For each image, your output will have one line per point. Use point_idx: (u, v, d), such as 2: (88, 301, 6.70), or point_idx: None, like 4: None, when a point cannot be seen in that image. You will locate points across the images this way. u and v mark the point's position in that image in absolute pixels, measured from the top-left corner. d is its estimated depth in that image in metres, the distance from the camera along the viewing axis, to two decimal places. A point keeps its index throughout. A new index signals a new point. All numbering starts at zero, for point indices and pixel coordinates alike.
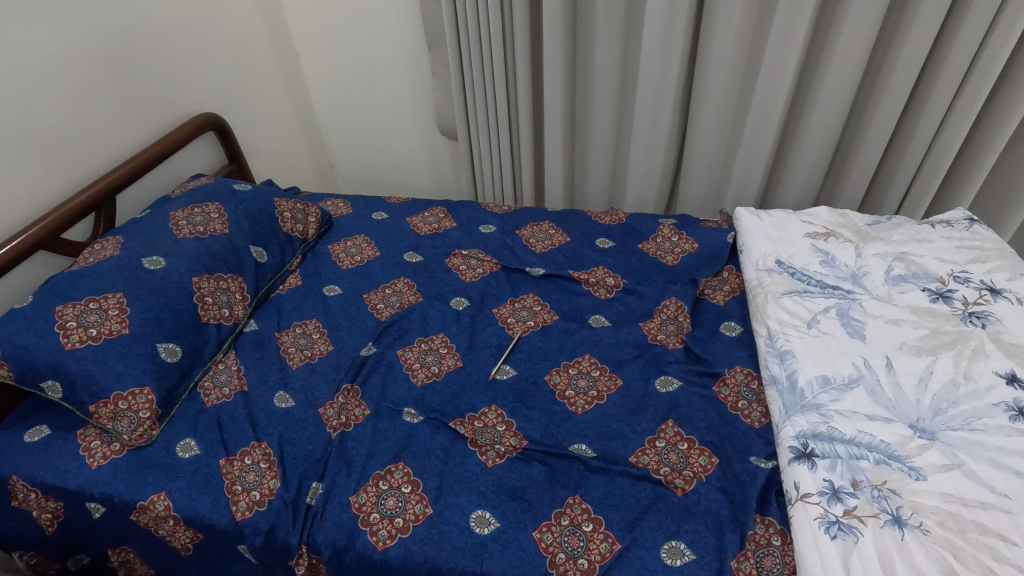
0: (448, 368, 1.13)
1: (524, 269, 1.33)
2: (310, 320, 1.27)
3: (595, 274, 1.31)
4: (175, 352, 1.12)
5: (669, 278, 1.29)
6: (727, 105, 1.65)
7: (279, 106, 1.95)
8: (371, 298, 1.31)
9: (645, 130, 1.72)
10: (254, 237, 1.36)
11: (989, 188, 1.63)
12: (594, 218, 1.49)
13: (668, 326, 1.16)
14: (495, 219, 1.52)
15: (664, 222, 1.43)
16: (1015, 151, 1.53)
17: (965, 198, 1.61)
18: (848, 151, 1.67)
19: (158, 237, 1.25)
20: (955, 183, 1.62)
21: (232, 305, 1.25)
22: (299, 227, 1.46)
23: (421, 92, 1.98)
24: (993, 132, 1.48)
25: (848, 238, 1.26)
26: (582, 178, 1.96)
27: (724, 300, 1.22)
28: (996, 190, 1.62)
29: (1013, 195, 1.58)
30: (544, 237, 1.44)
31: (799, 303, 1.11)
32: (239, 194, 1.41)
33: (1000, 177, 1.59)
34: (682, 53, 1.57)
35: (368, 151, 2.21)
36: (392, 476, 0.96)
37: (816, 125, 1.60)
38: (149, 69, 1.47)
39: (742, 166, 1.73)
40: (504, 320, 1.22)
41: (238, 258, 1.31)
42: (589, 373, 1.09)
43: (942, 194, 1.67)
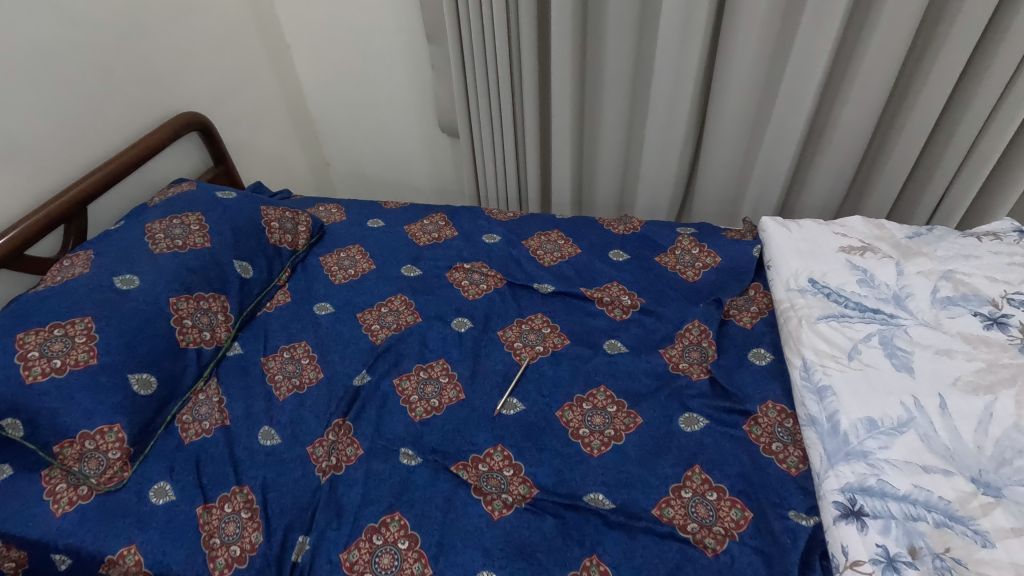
0: (449, 401, 1.02)
1: (532, 285, 1.23)
2: (299, 343, 1.17)
3: (609, 292, 1.20)
4: (150, 383, 1.02)
5: (691, 296, 1.18)
6: (750, 102, 1.53)
7: (269, 102, 1.83)
8: (365, 318, 1.21)
9: (660, 131, 1.61)
10: (238, 250, 1.24)
11: None
12: (606, 227, 1.38)
13: (690, 353, 1.06)
14: (499, 227, 1.42)
15: (682, 233, 1.31)
16: None
17: (1003, 208, 1.49)
18: (878, 153, 1.56)
19: (132, 253, 1.15)
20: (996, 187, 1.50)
21: (214, 327, 1.15)
22: (288, 237, 1.35)
23: (419, 88, 1.87)
24: None
25: (887, 253, 1.15)
26: (591, 179, 1.84)
27: (752, 322, 1.11)
28: None
29: None
30: (553, 248, 1.33)
31: (837, 330, 1.00)
32: (222, 203, 1.30)
33: None
34: (702, 48, 1.45)
35: (365, 150, 2.10)
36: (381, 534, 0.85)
37: (846, 125, 1.48)
38: (126, 65, 1.36)
39: (762, 168, 1.61)
40: (510, 344, 1.12)
41: (221, 274, 1.20)
42: (604, 408, 0.98)
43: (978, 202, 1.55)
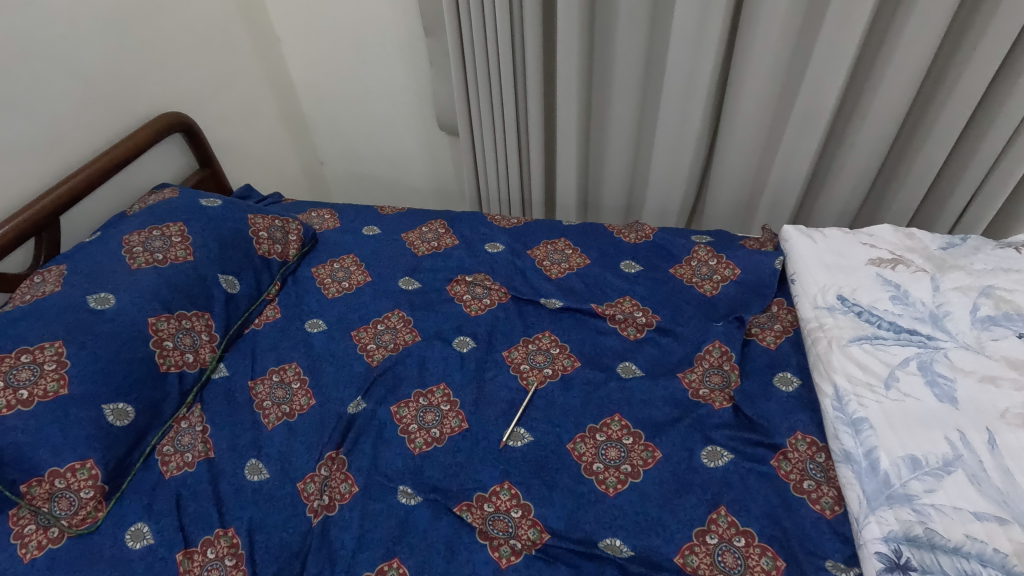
0: (451, 432, 0.95)
1: (539, 300, 1.15)
2: (289, 365, 1.09)
3: (621, 308, 1.12)
4: (126, 413, 0.94)
5: (709, 313, 1.10)
6: (768, 101, 1.44)
7: (259, 99, 1.74)
8: (360, 336, 1.13)
9: (672, 130, 1.53)
10: (223, 264, 1.16)
11: None
12: (617, 235, 1.30)
13: (711, 377, 0.98)
14: (503, 235, 1.33)
15: (698, 243, 1.23)
16: None
17: None
18: (903, 154, 1.47)
19: (108, 268, 1.06)
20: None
21: (197, 348, 1.07)
22: (278, 247, 1.27)
23: (417, 84, 1.77)
24: None
25: (920, 266, 1.07)
26: (598, 180, 1.76)
27: (776, 343, 1.03)
28: None
29: None
30: (560, 258, 1.25)
31: (871, 354, 0.93)
32: (207, 212, 1.22)
33: None
34: (719, 43, 1.36)
35: (360, 148, 2.01)
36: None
37: (871, 125, 1.39)
38: (102, 63, 1.27)
39: (780, 169, 1.53)
40: (516, 367, 1.04)
41: (205, 289, 1.12)
42: (619, 440, 0.91)
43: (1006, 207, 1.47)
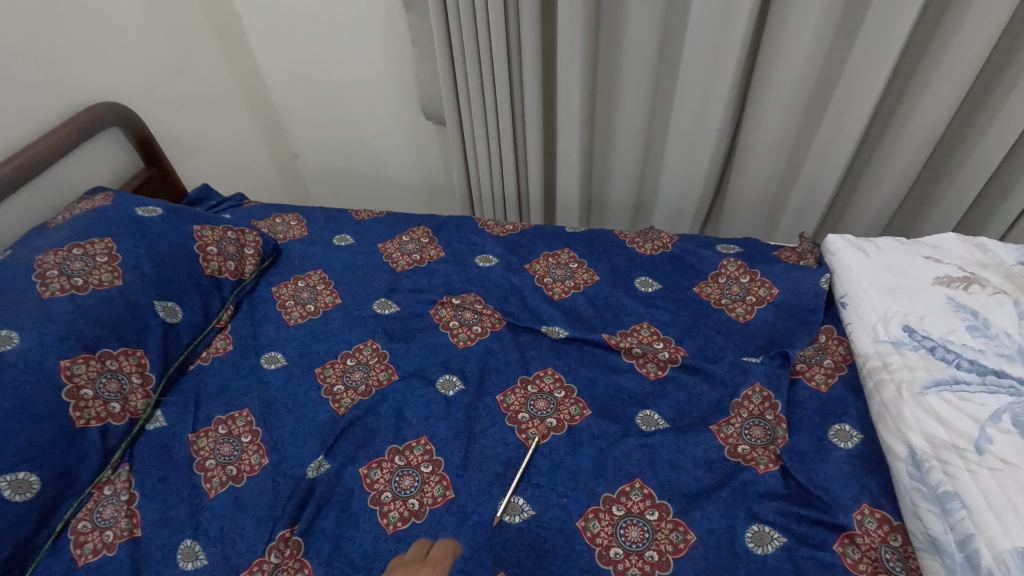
0: (434, 503, 0.77)
1: (540, 328, 0.97)
2: (239, 412, 0.90)
3: (637, 339, 0.94)
4: (30, 485, 0.75)
5: (742, 346, 0.92)
6: (805, 86, 1.24)
7: (219, 86, 1.53)
8: (326, 375, 0.94)
9: (690, 118, 1.33)
10: (161, 288, 0.96)
11: None
12: (630, 244, 1.11)
13: (751, 430, 0.80)
14: (496, 245, 1.14)
15: (727, 256, 1.05)
16: None
17: None
18: (954, 146, 1.27)
19: (12, 297, 0.85)
20: None
21: (126, 395, 0.88)
22: (230, 264, 1.07)
23: (400, 67, 1.56)
24: None
25: (999, 286, 0.88)
26: (604, 175, 1.56)
27: (828, 386, 0.85)
28: None
29: None
30: (564, 275, 1.07)
31: (953, 404, 0.74)
32: (143, 223, 1.02)
33: None
34: (749, 18, 1.15)
35: (338, 140, 1.80)
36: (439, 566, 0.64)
37: (923, 111, 1.18)
38: (18, 45, 1.06)
39: (813, 163, 1.34)
40: (513, 416, 0.86)
41: (138, 321, 0.92)
42: (642, 516, 0.73)
43: None
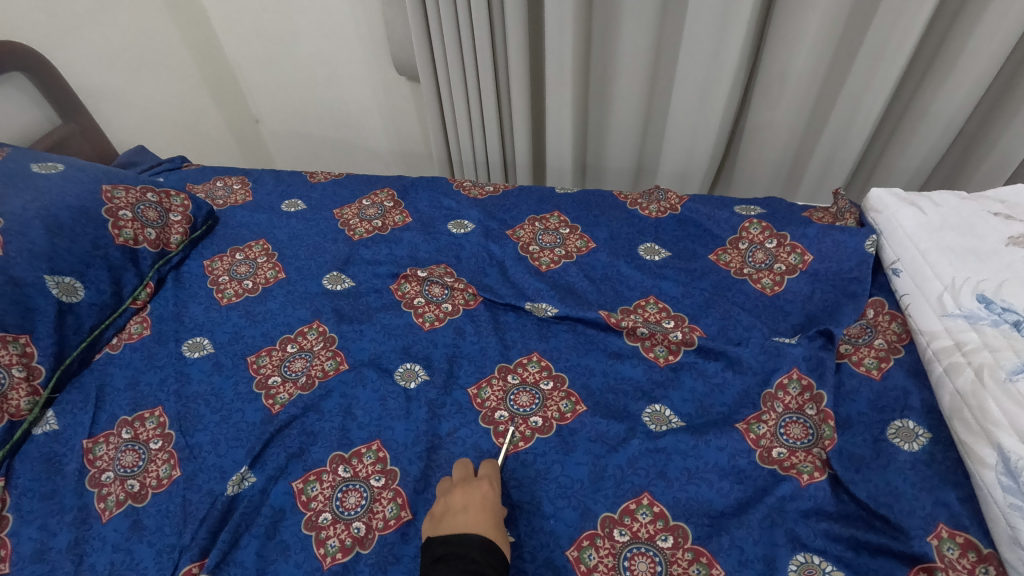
0: (384, 527, 0.60)
1: (523, 305, 0.79)
2: (151, 412, 0.73)
3: (642, 318, 0.77)
4: None
5: (771, 324, 0.75)
6: (836, 19, 1.05)
7: (156, 35, 1.32)
8: (260, 365, 0.77)
9: (700, 62, 1.13)
10: (55, 260, 0.78)
11: None
12: (631, 206, 0.93)
13: (789, 429, 0.63)
14: (473, 208, 0.96)
15: (750, 217, 0.87)
16: None
17: None
18: (1009, 90, 1.08)
19: None
20: None
21: (4, 392, 0.69)
22: (150, 233, 0.89)
23: (365, 12, 1.36)
24: None
25: None
26: (599, 135, 1.38)
27: (881, 373, 0.68)
28: None
29: None
30: (553, 241, 0.89)
31: None
32: (36, 182, 0.83)
33: None
34: None
35: (302, 101, 1.60)
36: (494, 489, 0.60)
37: (975, 48, 0.99)
38: None
39: (843, 113, 1.15)
40: (488, 414, 0.69)
41: (22, 301, 0.74)
42: (652, 545, 0.57)
43: None
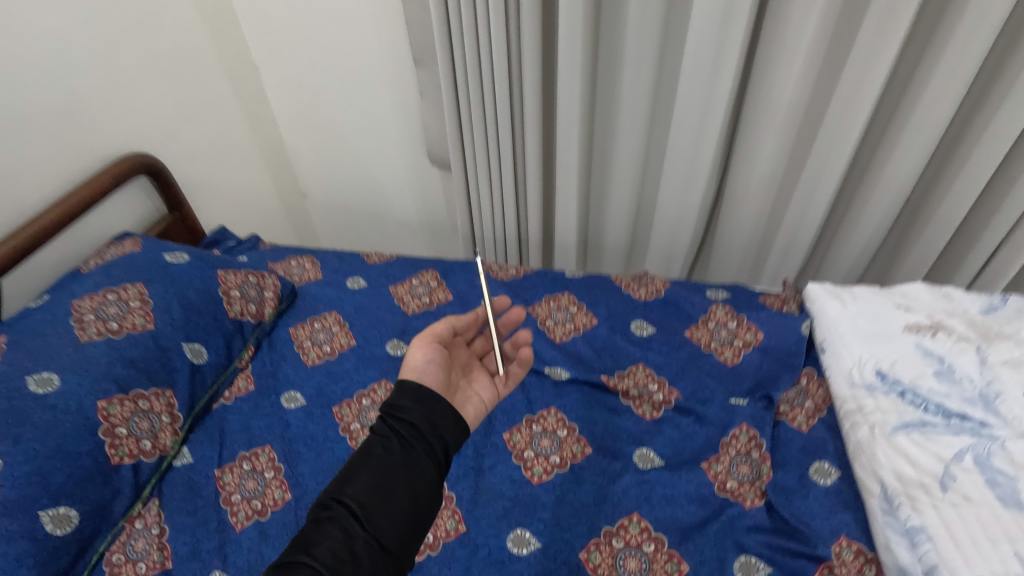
0: (446, 536, 0.83)
1: (543, 370, 1.04)
2: (262, 449, 0.97)
3: (634, 381, 1.02)
4: (69, 518, 0.82)
5: (730, 388, 1.00)
6: (785, 142, 1.33)
7: (237, 133, 1.61)
8: (343, 414, 1.01)
9: (681, 169, 1.42)
10: (188, 331, 1.03)
11: None
12: (625, 289, 1.19)
13: (739, 467, 0.88)
14: (501, 289, 1.22)
15: (716, 301, 1.13)
16: None
17: None
18: (925, 198, 1.36)
19: (53, 343, 0.93)
20: None
21: (156, 433, 0.94)
22: (252, 307, 1.14)
23: (407, 116, 1.65)
24: None
25: (962, 334, 0.96)
26: (600, 218, 1.65)
27: (809, 426, 0.92)
28: None
29: None
30: (564, 317, 1.15)
31: (921, 446, 0.82)
32: (170, 269, 1.08)
33: None
34: (733, 80, 1.25)
35: (346, 181, 1.88)
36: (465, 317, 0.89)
37: (892, 169, 1.28)
38: (60, 104, 1.14)
39: (796, 211, 1.43)
40: (519, 454, 0.92)
41: (167, 363, 0.99)
42: (640, 549, 0.80)
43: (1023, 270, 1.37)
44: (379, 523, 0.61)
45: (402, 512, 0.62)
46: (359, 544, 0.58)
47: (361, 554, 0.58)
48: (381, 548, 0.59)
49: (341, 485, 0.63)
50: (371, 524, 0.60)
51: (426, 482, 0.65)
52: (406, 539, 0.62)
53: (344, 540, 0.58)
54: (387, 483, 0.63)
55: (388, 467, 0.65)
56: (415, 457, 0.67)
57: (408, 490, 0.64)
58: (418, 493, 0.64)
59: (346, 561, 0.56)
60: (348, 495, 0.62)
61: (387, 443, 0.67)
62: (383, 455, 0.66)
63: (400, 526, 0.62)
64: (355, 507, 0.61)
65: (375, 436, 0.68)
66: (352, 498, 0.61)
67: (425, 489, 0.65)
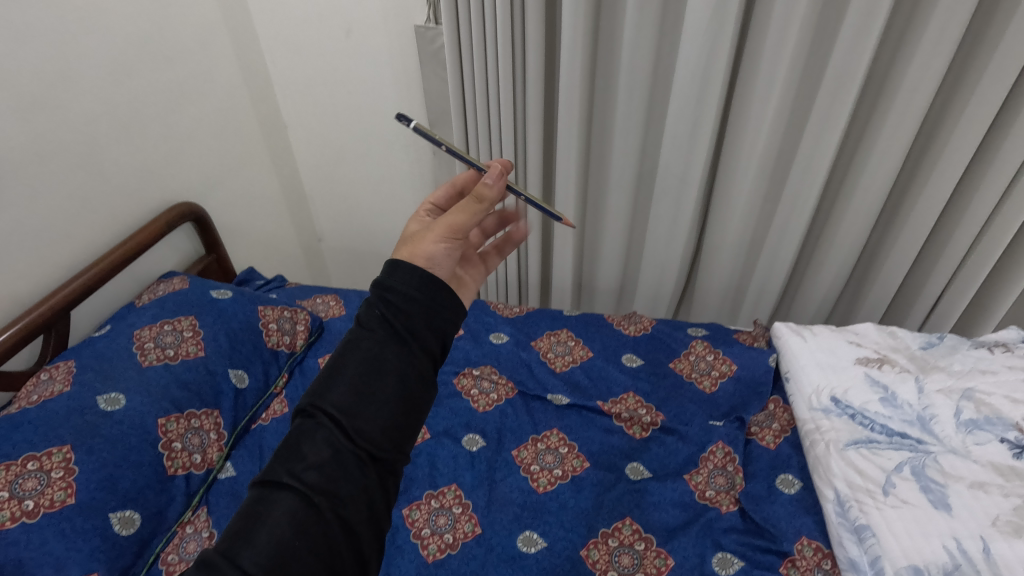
0: (465, 537, 0.95)
1: (546, 396, 1.18)
2: None
3: (625, 406, 1.16)
4: (133, 521, 0.92)
5: (708, 412, 1.15)
6: (755, 200, 1.53)
7: (266, 184, 1.77)
8: None
9: (665, 222, 1.60)
10: (233, 358, 1.17)
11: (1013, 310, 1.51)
12: (616, 326, 1.36)
13: (716, 478, 1.02)
14: (507, 325, 1.37)
15: (695, 337, 1.30)
16: None
17: (991, 322, 1.47)
18: (877, 250, 1.55)
19: (118, 366, 1.06)
20: (980, 300, 1.49)
21: (206, 448, 1.07)
22: (286, 339, 1.29)
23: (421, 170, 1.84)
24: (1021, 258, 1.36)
25: (905, 367, 1.12)
26: (593, 264, 1.83)
27: (775, 443, 1.07)
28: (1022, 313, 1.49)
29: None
30: (563, 350, 1.30)
31: (867, 459, 0.97)
32: (217, 304, 1.23)
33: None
34: (708, 147, 1.44)
35: (360, 227, 2.05)
36: (495, 191, 0.82)
37: (846, 225, 1.46)
38: (125, 158, 1.30)
39: (767, 259, 1.61)
40: (526, 467, 1.06)
41: (215, 386, 1.12)
42: (632, 546, 0.93)
43: (967, 315, 1.54)
44: (365, 429, 0.55)
45: (389, 414, 0.57)
46: (345, 452, 0.54)
47: (349, 463, 0.54)
48: (370, 454, 0.55)
49: (321, 390, 0.57)
50: (357, 431, 0.55)
51: (416, 377, 0.59)
52: (398, 439, 0.57)
53: (328, 451, 0.54)
54: (374, 382, 0.57)
55: (371, 363, 0.58)
56: (401, 351, 0.60)
57: (393, 389, 0.57)
58: (407, 390, 0.58)
59: (331, 475, 0.52)
60: (329, 402, 0.56)
61: (369, 338, 0.60)
62: (366, 353, 0.59)
63: (389, 429, 0.56)
64: (337, 417, 0.55)
65: (357, 329, 0.61)
66: (332, 406, 0.55)
67: (415, 385, 0.59)
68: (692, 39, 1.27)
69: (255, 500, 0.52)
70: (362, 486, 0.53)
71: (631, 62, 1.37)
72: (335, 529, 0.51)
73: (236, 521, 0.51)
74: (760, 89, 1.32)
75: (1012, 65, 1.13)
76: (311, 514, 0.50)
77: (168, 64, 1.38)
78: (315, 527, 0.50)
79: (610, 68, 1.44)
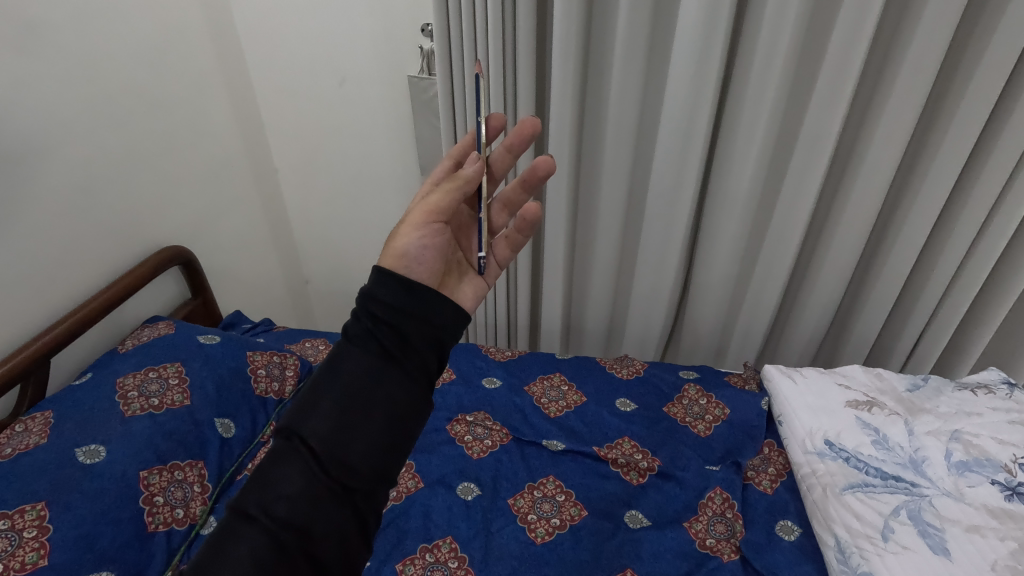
0: None
1: (541, 442, 1.17)
2: None
3: (621, 451, 1.15)
4: None
5: (704, 456, 1.15)
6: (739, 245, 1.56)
7: (254, 227, 1.76)
8: None
9: (651, 266, 1.63)
10: (220, 407, 1.14)
11: (989, 351, 1.55)
12: (610, 370, 1.36)
13: (716, 526, 1.01)
14: (500, 369, 1.37)
15: (687, 381, 1.31)
16: (1016, 323, 1.46)
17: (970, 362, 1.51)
18: (857, 293, 1.59)
19: (100, 416, 1.02)
20: (958, 341, 1.53)
21: (189, 502, 1.02)
22: (275, 385, 1.26)
23: None
24: (995, 301, 1.41)
25: (893, 410, 1.14)
26: (581, 306, 1.84)
27: (772, 487, 1.07)
28: (998, 354, 1.53)
29: (1012, 359, 1.50)
30: (557, 395, 1.29)
31: (864, 503, 0.97)
32: (205, 350, 1.20)
33: (1000, 343, 1.51)
34: (693, 194, 1.48)
35: (349, 269, 2.04)
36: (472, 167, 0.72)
37: (828, 269, 1.50)
38: (114, 202, 1.29)
39: (751, 301, 1.64)
40: (523, 517, 1.03)
41: (200, 435, 1.09)
42: None
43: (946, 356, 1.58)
44: (342, 459, 0.59)
45: (368, 444, 0.60)
46: (321, 484, 0.58)
47: (321, 494, 0.57)
48: (344, 485, 0.59)
49: (301, 416, 0.60)
50: (331, 463, 0.59)
51: (397, 406, 0.63)
52: (377, 471, 0.61)
53: (303, 482, 0.57)
54: (356, 413, 0.61)
55: (352, 390, 0.62)
56: (386, 377, 0.63)
57: (374, 418, 0.61)
58: (389, 419, 0.62)
59: (305, 509, 0.56)
60: (306, 431, 0.59)
61: (354, 363, 0.63)
62: (349, 379, 0.62)
63: (369, 458, 0.60)
64: (314, 447, 0.59)
65: (345, 350, 0.65)
66: (310, 435, 0.59)
67: (398, 413, 0.63)
68: (676, 91, 1.33)
69: (225, 527, 0.56)
70: (335, 517, 0.57)
71: (618, 114, 1.42)
72: (301, 560, 0.55)
73: (205, 549, 0.55)
74: (742, 139, 1.37)
75: (975, 119, 1.21)
76: (280, 549, 0.55)
77: (163, 111, 1.39)
78: (282, 559, 0.55)
79: (597, 117, 1.50)
